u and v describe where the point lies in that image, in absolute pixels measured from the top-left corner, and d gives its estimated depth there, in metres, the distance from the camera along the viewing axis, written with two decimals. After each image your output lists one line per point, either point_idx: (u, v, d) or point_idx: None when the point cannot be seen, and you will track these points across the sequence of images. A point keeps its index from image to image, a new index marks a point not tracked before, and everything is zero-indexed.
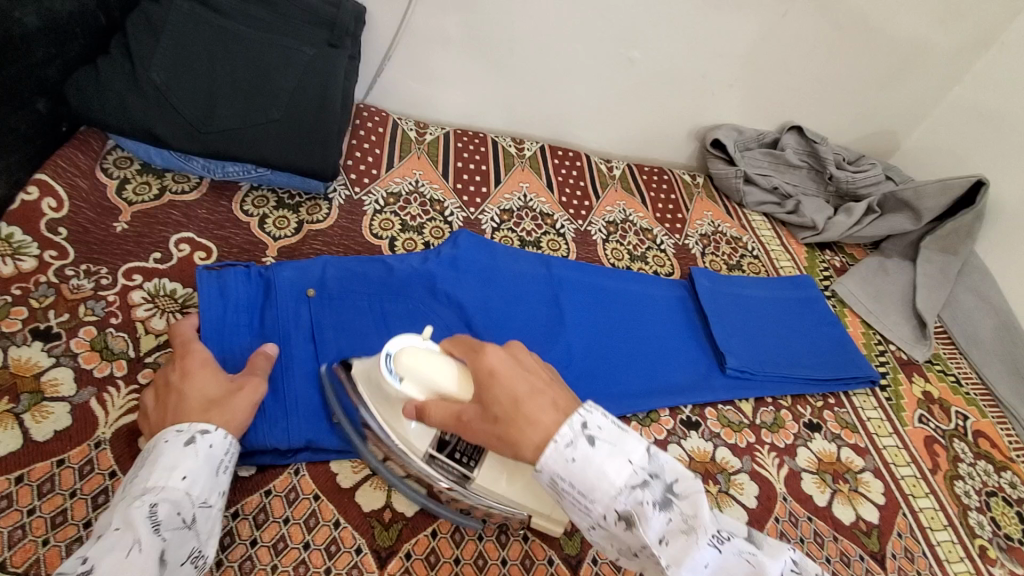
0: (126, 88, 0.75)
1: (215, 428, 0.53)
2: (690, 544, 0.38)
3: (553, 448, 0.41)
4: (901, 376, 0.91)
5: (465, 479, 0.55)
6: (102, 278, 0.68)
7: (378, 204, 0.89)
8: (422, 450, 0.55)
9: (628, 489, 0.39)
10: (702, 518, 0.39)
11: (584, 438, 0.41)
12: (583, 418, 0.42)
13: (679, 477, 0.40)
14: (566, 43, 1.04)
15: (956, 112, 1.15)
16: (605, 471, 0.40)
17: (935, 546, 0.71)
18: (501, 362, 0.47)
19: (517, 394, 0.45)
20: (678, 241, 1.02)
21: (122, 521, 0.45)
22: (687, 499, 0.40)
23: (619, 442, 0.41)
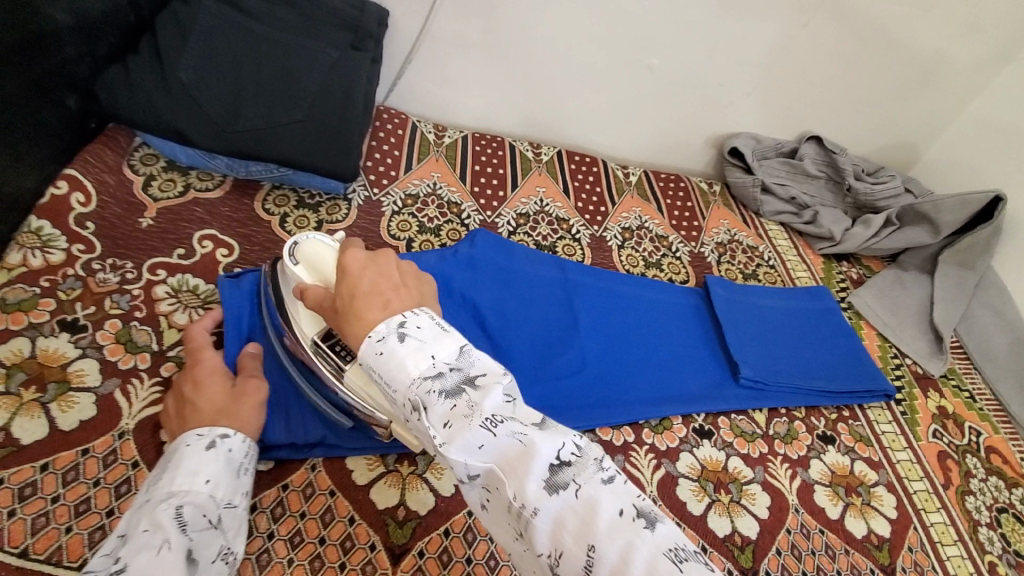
0: (154, 88, 0.77)
1: (233, 433, 0.55)
2: (466, 425, 0.36)
3: (366, 343, 0.42)
4: (917, 391, 0.90)
5: (339, 371, 0.59)
6: (128, 272, 0.70)
7: (396, 206, 0.90)
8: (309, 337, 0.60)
9: (420, 379, 0.39)
10: (487, 405, 0.37)
11: (395, 333, 0.41)
12: (403, 317, 0.43)
13: (486, 372, 0.39)
14: (586, 49, 1.04)
15: (976, 125, 1.14)
16: (404, 362, 0.40)
17: (945, 561, 0.71)
18: (354, 262, 0.48)
19: (356, 289, 0.46)
20: (693, 249, 1.02)
21: (150, 522, 0.44)
22: (483, 390, 0.38)
23: (428, 341, 0.41)
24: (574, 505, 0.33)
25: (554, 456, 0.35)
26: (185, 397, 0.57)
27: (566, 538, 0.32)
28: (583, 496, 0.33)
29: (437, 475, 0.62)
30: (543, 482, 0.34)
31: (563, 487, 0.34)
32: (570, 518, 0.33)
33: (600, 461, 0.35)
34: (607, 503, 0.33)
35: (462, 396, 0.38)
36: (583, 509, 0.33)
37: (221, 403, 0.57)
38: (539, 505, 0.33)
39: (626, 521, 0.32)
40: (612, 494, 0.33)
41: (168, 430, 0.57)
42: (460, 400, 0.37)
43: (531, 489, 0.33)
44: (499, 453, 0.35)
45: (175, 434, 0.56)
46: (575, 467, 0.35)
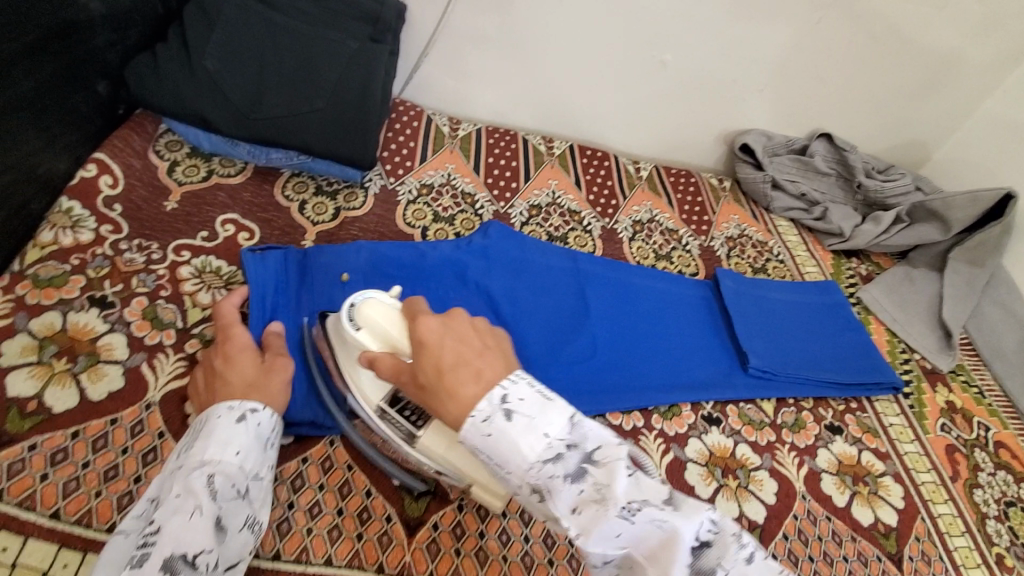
0: (181, 76, 0.80)
1: (262, 407, 0.56)
2: (600, 514, 0.38)
3: (467, 424, 0.41)
4: (925, 385, 0.91)
5: (411, 437, 0.56)
6: (153, 253, 0.72)
7: (412, 195, 0.92)
8: (374, 404, 0.58)
9: (540, 464, 0.39)
10: (618, 488, 0.38)
11: (501, 412, 0.41)
12: (502, 391, 0.42)
13: (603, 447, 0.40)
14: (600, 45, 1.06)
15: (988, 124, 1.14)
16: (519, 444, 0.40)
17: (952, 551, 0.71)
18: (430, 332, 0.46)
19: (441, 363, 0.44)
20: (703, 243, 1.03)
21: (184, 487, 0.47)
22: (604, 467, 0.39)
23: (538, 417, 0.40)
24: None
25: (694, 538, 0.37)
26: (215, 368, 0.59)
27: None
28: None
29: None
30: (686, 567, 0.37)
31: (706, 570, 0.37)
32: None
33: (734, 536, 0.38)
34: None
35: (588, 479, 0.39)
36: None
37: (251, 375, 0.58)
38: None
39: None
40: (752, 572, 0.37)
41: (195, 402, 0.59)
42: (587, 484, 0.38)
43: (678, 573, 0.36)
44: (640, 538, 0.37)
45: (203, 406, 0.58)
46: (715, 547, 0.38)
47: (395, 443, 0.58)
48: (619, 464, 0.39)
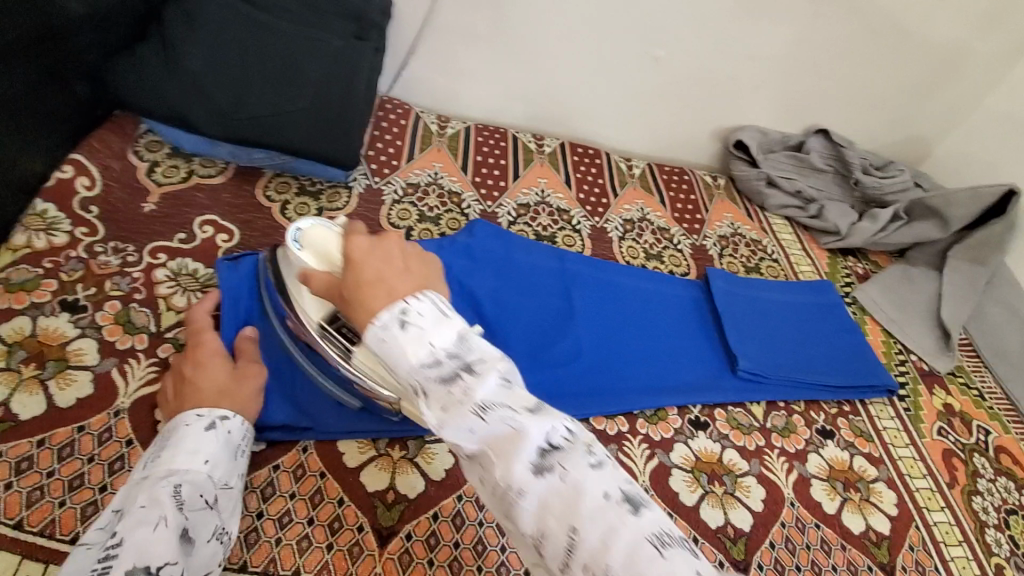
0: (160, 75, 0.78)
1: (232, 415, 0.55)
2: (459, 412, 0.36)
3: (369, 330, 0.40)
4: (921, 387, 0.89)
5: (348, 353, 0.58)
6: (129, 256, 0.71)
7: (397, 194, 0.91)
8: (315, 320, 0.59)
9: (419, 368, 0.37)
10: (481, 391, 0.36)
11: (397, 320, 0.39)
12: (404, 303, 0.40)
13: (484, 358, 0.38)
14: (590, 41, 1.04)
15: (990, 119, 1.12)
16: (404, 348, 0.38)
17: (948, 561, 0.69)
18: (358, 249, 0.45)
19: (360, 279, 0.43)
20: (696, 242, 1.01)
21: (148, 498, 0.46)
22: (479, 376, 0.37)
23: (430, 327, 0.39)
24: (559, 489, 0.34)
25: (543, 441, 0.35)
26: (185, 374, 0.58)
27: (550, 520, 0.34)
28: (568, 480, 0.34)
29: (427, 460, 0.62)
30: (530, 467, 0.34)
31: (551, 472, 0.34)
32: (556, 503, 0.34)
33: (589, 445, 0.36)
34: (593, 487, 0.34)
35: (458, 383, 0.37)
36: (569, 492, 0.34)
37: (223, 381, 0.58)
38: (526, 488, 0.34)
39: (611, 506, 0.34)
40: (599, 479, 0.35)
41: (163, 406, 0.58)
42: (456, 386, 0.36)
43: (518, 472, 0.34)
44: (488, 437, 0.35)
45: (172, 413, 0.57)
46: (564, 452, 0.35)
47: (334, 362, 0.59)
48: (494, 371, 0.37)
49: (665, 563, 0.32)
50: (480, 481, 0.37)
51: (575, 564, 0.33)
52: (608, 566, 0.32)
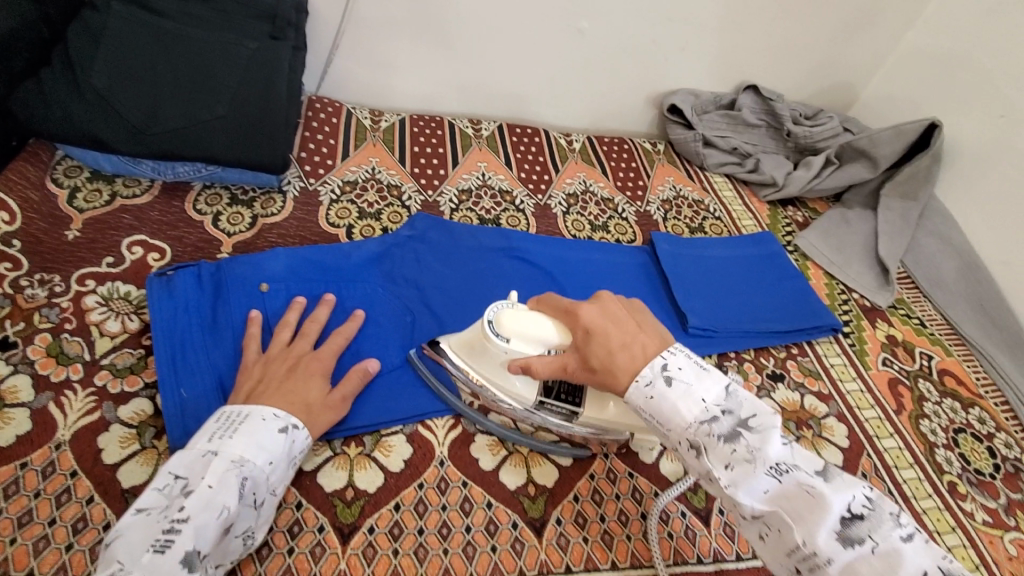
0: (68, 97, 0.75)
1: (302, 426, 0.57)
2: (751, 469, 0.44)
3: (634, 386, 0.51)
4: (865, 323, 0.92)
5: (571, 416, 0.63)
6: (56, 286, 0.68)
7: (334, 194, 0.89)
8: (531, 399, 0.63)
9: (697, 423, 0.47)
10: (769, 452, 0.45)
11: (662, 377, 0.50)
12: (663, 360, 0.51)
13: (756, 416, 0.47)
14: (516, 19, 1.03)
15: (909, 57, 1.15)
16: (678, 406, 0.48)
17: (902, 484, 0.73)
18: (592, 318, 0.55)
19: (611, 345, 0.53)
20: (640, 209, 1.03)
21: (217, 480, 0.49)
22: (759, 435, 0.46)
23: (694, 387, 0.49)
24: (870, 557, 0.39)
25: (845, 509, 0.42)
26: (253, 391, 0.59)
27: None
28: (881, 550, 0.40)
29: (386, 453, 0.62)
30: (834, 533, 0.41)
31: (858, 541, 0.40)
32: (866, 568, 0.39)
33: (895, 517, 0.41)
34: (906, 559, 0.39)
35: (741, 440, 0.46)
36: (883, 561, 0.39)
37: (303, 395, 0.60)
38: (834, 554, 0.40)
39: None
40: (913, 552, 0.39)
41: (251, 380, 0.60)
42: (741, 445, 0.45)
43: (821, 536, 0.41)
44: (782, 497, 0.43)
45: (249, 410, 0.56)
46: (869, 521, 0.41)
47: (554, 425, 0.64)
48: (773, 431, 0.46)
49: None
50: (769, 537, 0.44)
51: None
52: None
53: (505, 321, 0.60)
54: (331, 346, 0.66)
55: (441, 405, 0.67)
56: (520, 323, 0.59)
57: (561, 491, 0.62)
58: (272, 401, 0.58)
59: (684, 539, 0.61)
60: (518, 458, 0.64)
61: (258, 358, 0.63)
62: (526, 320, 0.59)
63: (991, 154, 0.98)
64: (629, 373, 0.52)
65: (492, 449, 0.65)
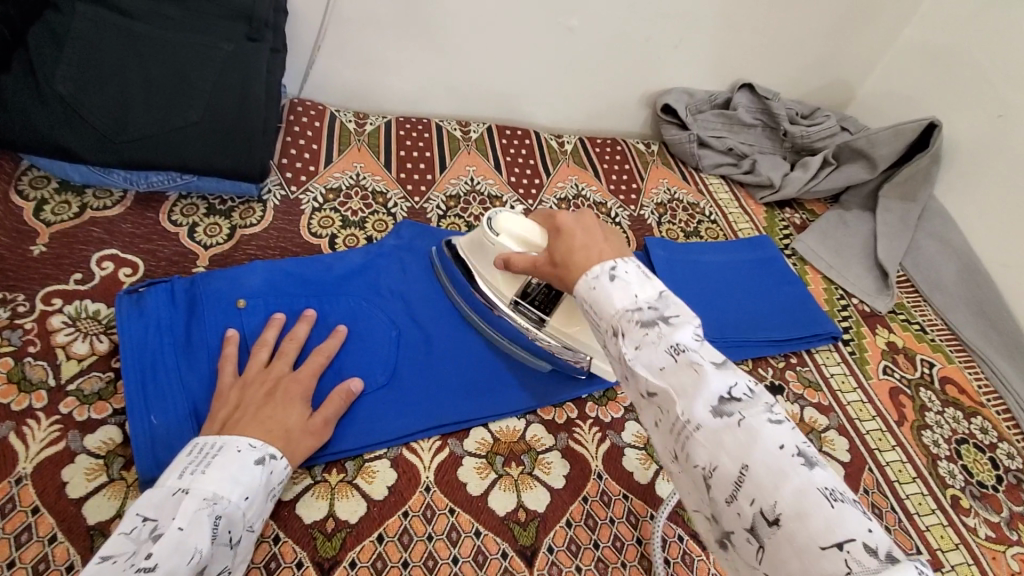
0: (31, 105, 0.72)
1: (281, 456, 0.54)
2: (655, 349, 0.40)
3: (582, 280, 0.46)
4: (864, 330, 0.90)
5: (539, 322, 0.70)
6: (19, 306, 0.64)
7: (317, 202, 0.86)
8: (508, 296, 0.70)
9: (626, 312, 0.42)
10: (677, 336, 0.40)
11: (608, 274, 0.45)
12: (613, 263, 0.46)
13: (680, 313, 0.42)
14: (504, 17, 1.00)
15: (907, 54, 1.13)
16: (612, 295, 0.44)
17: (904, 499, 0.71)
18: (566, 221, 0.53)
19: (572, 244, 0.51)
20: (633, 212, 1.00)
21: (188, 521, 0.46)
22: (675, 326, 0.41)
23: (636, 283, 0.44)
24: (737, 431, 0.36)
25: (724, 390, 0.38)
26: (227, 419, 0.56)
27: (721, 455, 0.36)
28: (747, 425, 0.36)
29: (369, 480, 0.59)
30: (711, 408, 0.37)
31: (730, 416, 0.37)
32: (729, 439, 0.36)
33: (769, 405, 0.38)
34: (768, 437, 0.36)
35: (656, 328, 0.41)
36: (745, 436, 0.36)
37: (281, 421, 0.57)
38: (705, 426, 0.37)
39: (785, 455, 0.35)
40: (778, 432, 0.36)
41: (227, 407, 0.57)
42: (655, 331, 0.41)
43: (699, 409, 0.37)
44: (673, 375, 0.39)
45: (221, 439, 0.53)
46: (745, 402, 0.37)
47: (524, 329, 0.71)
48: (689, 325, 0.41)
49: (831, 509, 0.32)
50: (656, 420, 0.40)
51: (741, 494, 0.35)
52: (776, 498, 0.33)
53: (500, 220, 0.68)
54: (312, 366, 0.63)
55: (430, 424, 0.64)
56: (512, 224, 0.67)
57: (552, 516, 0.60)
58: (247, 429, 0.54)
59: (681, 565, 0.59)
60: (508, 481, 0.62)
61: (234, 382, 0.60)
62: (518, 223, 0.67)
63: (990, 154, 0.96)
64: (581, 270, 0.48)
65: (481, 472, 0.62)
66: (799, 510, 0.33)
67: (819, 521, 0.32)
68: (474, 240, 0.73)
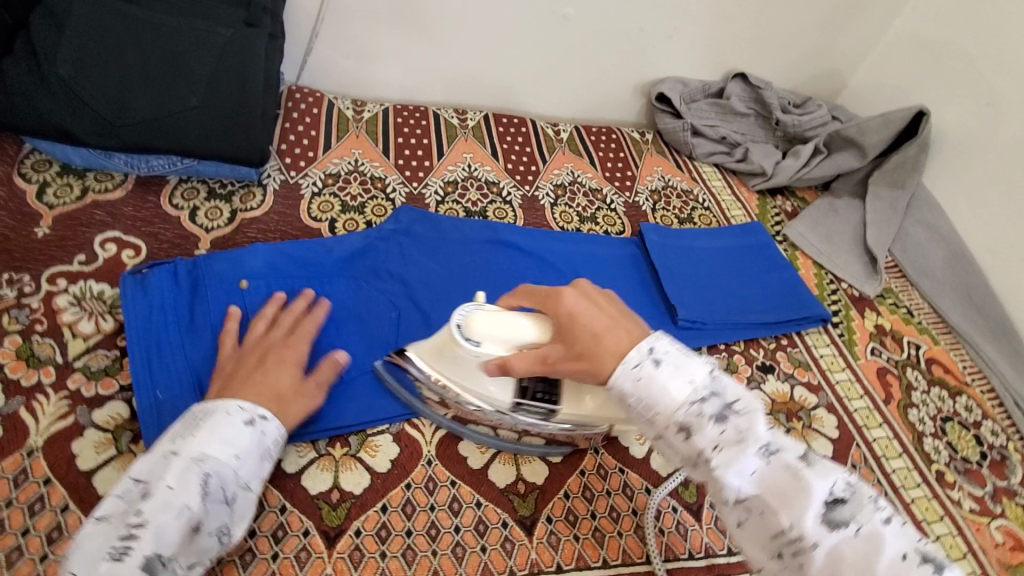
0: (32, 88, 0.72)
1: (271, 417, 0.55)
2: (740, 452, 0.44)
3: (620, 368, 0.49)
4: (853, 312, 0.92)
5: (549, 414, 0.59)
6: (25, 285, 0.65)
7: (316, 187, 0.87)
8: (507, 400, 0.59)
9: (687, 404, 0.46)
10: (759, 433, 0.44)
11: (650, 359, 0.48)
12: (650, 343, 0.49)
13: (741, 400, 0.47)
14: (500, 6, 1.01)
15: (896, 44, 1.14)
16: (668, 386, 0.47)
17: (891, 474, 0.73)
18: (574, 305, 0.53)
19: (595, 329, 0.51)
20: (628, 199, 1.02)
21: (177, 480, 0.47)
22: (745, 416, 0.45)
23: (682, 366, 0.48)
24: (854, 540, 0.40)
25: (828, 494, 0.42)
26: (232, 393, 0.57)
27: (846, 570, 0.39)
28: (864, 533, 0.40)
29: (372, 453, 0.61)
30: (821, 519, 0.41)
31: (842, 524, 0.41)
32: (849, 551, 0.40)
33: (873, 500, 0.42)
34: (888, 543, 0.40)
35: (729, 423, 0.45)
36: (866, 544, 0.40)
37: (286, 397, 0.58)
38: (820, 538, 0.41)
39: (911, 565, 0.39)
40: (891, 534, 0.40)
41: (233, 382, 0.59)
42: (729, 427, 0.45)
43: (809, 522, 0.41)
44: (772, 480, 0.43)
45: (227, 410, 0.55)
46: (850, 505, 0.42)
47: (533, 426, 0.61)
48: (758, 414, 0.45)
49: None
50: (751, 520, 0.44)
51: None
52: None
53: (472, 321, 0.57)
54: (314, 344, 0.64)
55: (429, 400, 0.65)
56: (490, 321, 0.56)
57: (551, 488, 0.62)
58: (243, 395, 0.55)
59: (676, 534, 0.61)
60: (508, 456, 0.63)
61: (234, 353, 0.61)
62: (498, 323, 0.56)
63: (976, 142, 0.98)
64: (615, 355, 0.50)
65: (481, 447, 0.64)
66: None
67: None
68: (435, 348, 0.61)
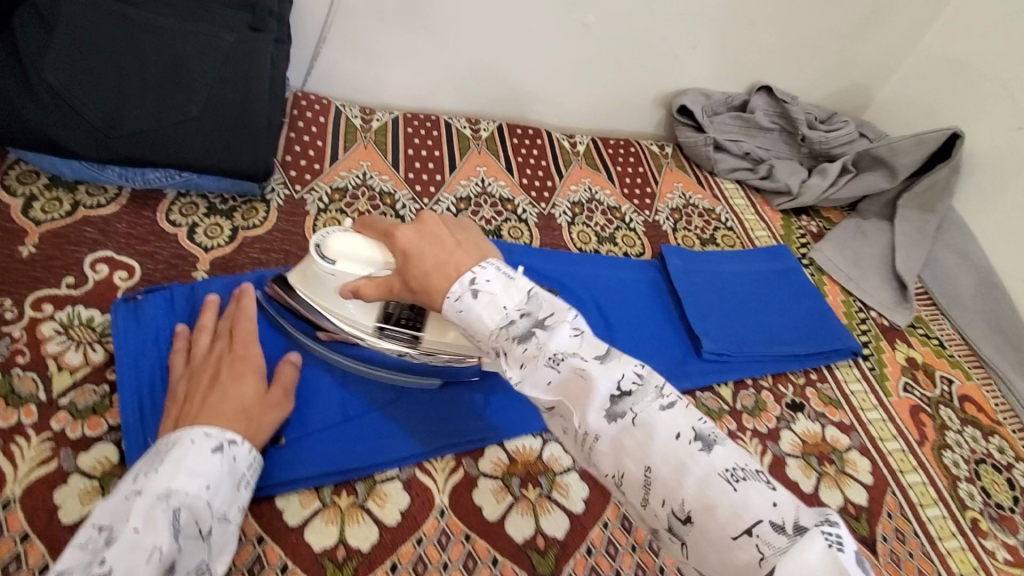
0: (19, 95, 0.67)
1: (240, 441, 0.51)
2: (539, 365, 0.41)
3: (444, 302, 0.45)
4: (884, 343, 0.88)
5: (413, 340, 0.65)
6: (6, 311, 0.61)
7: (322, 202, 0.82)
8: (371, 324, 0.64)
9: (500, 329, 0.42)
10: (555, 344, 0.41)
11: (469, 290, 0.44)
12: (472, 274, 0.45)
13: (553, 313, 0.43)
14: (517, 11, 0.96)
15: (927, 59, 1.10)
16: (482, 314, 0.43)
17: (927, 523, 0.69)
18: (407, 240, 0.49)
19: (426, 266, 0.47)
20: (647, 218, 0.97)
21: (143, 521, 0.43)
22: (550, 330, 0.42)
23: (499, 292, 0.44)
24: (633, 429, 0.38)
25: (613, 388, 0.39)
26: None
27: (625, 458, 0.38)
28: (640, 421, 0.38)
29: (381, 503, 0.56)
30: (604, 412, 0.39)
31: (622, 416, 0.39)
32: (630, 441, 0.38)
33: (658, 389, 0.40)
34: (663, 428, 0.38)
35: (534, 339, 0.42)
36: (642, 432, 0.38)
37: None
38: (602, 432, 0.39)
39: (682, 443, 0.37)
40: (669, 420, 0.38)
41: None
42: (532, 343, 0.41)
43: (593, 417, 0.39)
44: (565, 386, 0.41)
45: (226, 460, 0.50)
46: (634, 395, 0.39)
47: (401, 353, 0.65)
48: (564, 324, 0.42)
49: (735, 493, 0.34)
50: (563, 430, 0.42)
51: (652, 497, 0.37)
52: (683, 497, 0.35)
53: (330, 241, 0.61)
54: None
55: (441, 443, 0.61)
56: (347, 241, 0.60)
57: (572, 542, 0.57)
58: (211, 420, 0.51)
59: None
60: (525, 505, 0.59)
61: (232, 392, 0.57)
62: (350, 244, 0.59)
63: (1010, 166, 0.94)
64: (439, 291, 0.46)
65: (497, 495, 0.59)
66: (705, 503, 0.35)
67: (725, 508, 0.34)
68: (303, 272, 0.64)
